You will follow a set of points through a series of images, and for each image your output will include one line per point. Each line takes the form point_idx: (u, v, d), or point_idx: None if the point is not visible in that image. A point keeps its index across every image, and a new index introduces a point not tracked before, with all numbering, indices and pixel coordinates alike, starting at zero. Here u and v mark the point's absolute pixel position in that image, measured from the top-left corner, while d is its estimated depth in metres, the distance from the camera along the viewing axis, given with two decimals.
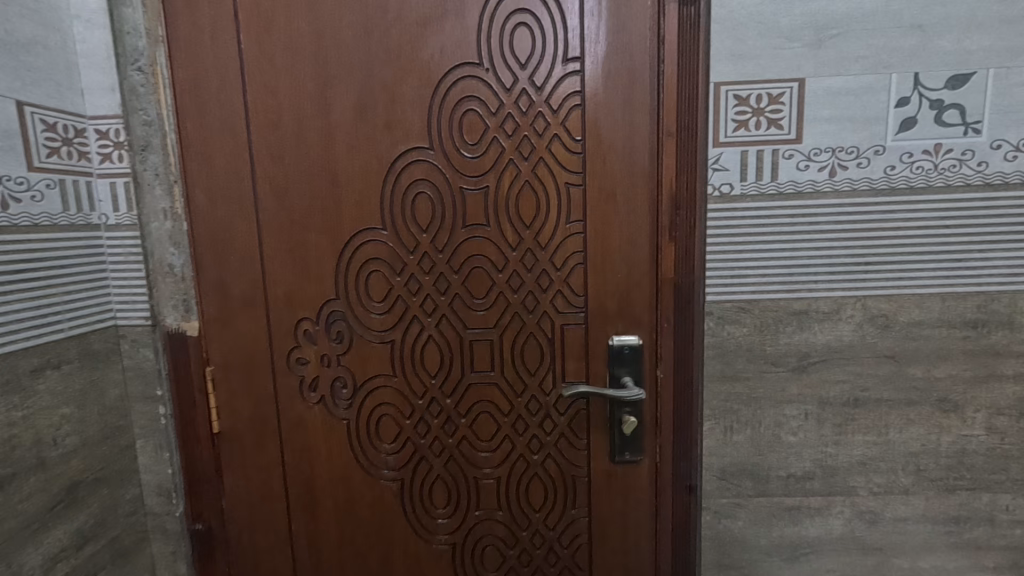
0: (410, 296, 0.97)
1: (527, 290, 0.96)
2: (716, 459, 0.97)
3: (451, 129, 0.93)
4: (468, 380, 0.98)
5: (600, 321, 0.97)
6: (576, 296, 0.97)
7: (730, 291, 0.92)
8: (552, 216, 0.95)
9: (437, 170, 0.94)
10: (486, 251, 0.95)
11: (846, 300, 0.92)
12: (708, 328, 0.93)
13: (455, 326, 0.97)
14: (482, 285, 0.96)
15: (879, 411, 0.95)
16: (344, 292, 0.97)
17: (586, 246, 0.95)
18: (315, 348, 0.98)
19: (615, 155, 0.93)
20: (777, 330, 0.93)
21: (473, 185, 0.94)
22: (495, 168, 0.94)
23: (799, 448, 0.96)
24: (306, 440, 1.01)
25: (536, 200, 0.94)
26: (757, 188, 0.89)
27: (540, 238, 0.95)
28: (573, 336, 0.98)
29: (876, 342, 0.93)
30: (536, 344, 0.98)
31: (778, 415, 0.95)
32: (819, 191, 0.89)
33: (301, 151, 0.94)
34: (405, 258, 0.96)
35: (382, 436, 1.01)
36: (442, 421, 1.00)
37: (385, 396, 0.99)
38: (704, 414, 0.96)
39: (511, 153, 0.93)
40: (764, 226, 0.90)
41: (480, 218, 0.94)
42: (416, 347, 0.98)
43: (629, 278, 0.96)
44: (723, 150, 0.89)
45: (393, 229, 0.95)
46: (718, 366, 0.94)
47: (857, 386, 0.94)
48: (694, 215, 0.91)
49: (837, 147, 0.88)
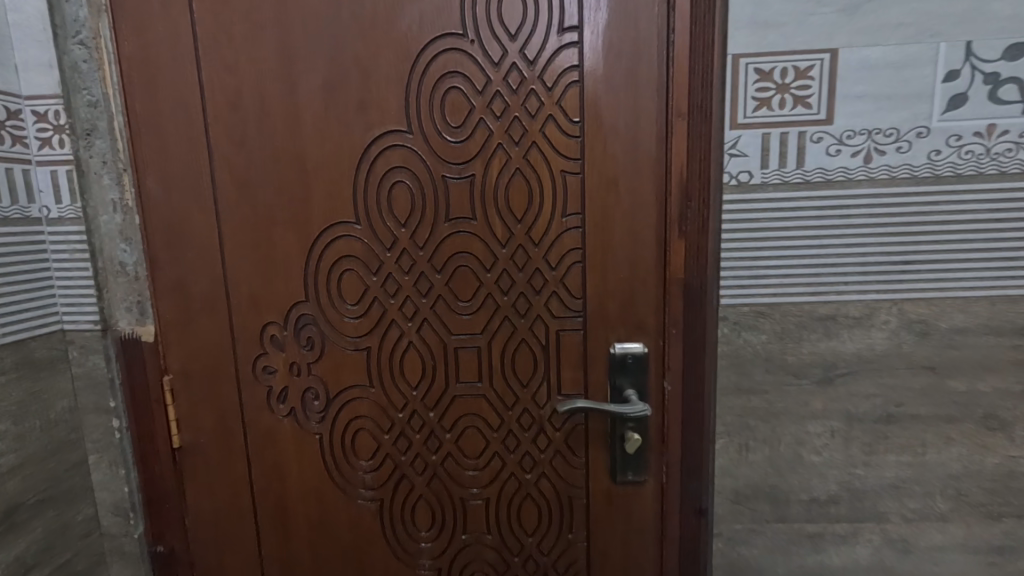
0: (388, 298, 0.87)
1: (518, 292, 0.86)
2: (730, 481, 0.87)
3: (432, 109, 0.82)
4: (453, 391, 0.89)
5: (601, 327, 0.87)
6: (573, 298, 0.86)
7: (748, 293, 0.81)
8: (546, 208, 0.84)
9: (416, 156, 0.83)
10: (472, 248, 0.85)
11: (880, 304, 0.81)
12: (722, 335, 0.82)
13: (438, 331, 0.87)
14: (468, 286, 0.86)
15: (915, 429, 0.84)
16: (314, 293, 0.87)
17: (585, 242, 0.85)
18: (284, 356, 0.89)
19: (618, 139, 0.82)
20: (800, 338, 0.82)
21: (456, 174, 0.84)
22: (481, 154, 0.83)
23: (823, 469, 0.86)
24: (275, 456, 0.92)
25: (528, 190, 0.84)
26: (780, 176, 0.78)
27: (533, 233, 0.85)
28: (570, 343, 0.87)
29: (914, 352, 0.82)
30: (528, 352, 0.88)
31: (800, 432, 0.85)
32: (851, 180, 0.78)
33: (262, 134, 0.83)
34: (382, 256, 0.86)
35: (359, 452, 0.92)
36: (425, 436, 0.90)
37: (362, 408, 0.90)
38: (718, 431, 0.85)
39: (500, 137, 0.83)
40: (787, 220, 0.79)
41: (465, 211, 0.84)
42: (395, 355, 0.88)
43: (633, 278, 0.85)
44: (741, 132, 0.77)
45: (368, 223, 0.85)
46: (733, 378, 0.83)
47: (891, 401, 0.83)
48: (707, 206, 0.80)
49: (873, 129, 0.77)
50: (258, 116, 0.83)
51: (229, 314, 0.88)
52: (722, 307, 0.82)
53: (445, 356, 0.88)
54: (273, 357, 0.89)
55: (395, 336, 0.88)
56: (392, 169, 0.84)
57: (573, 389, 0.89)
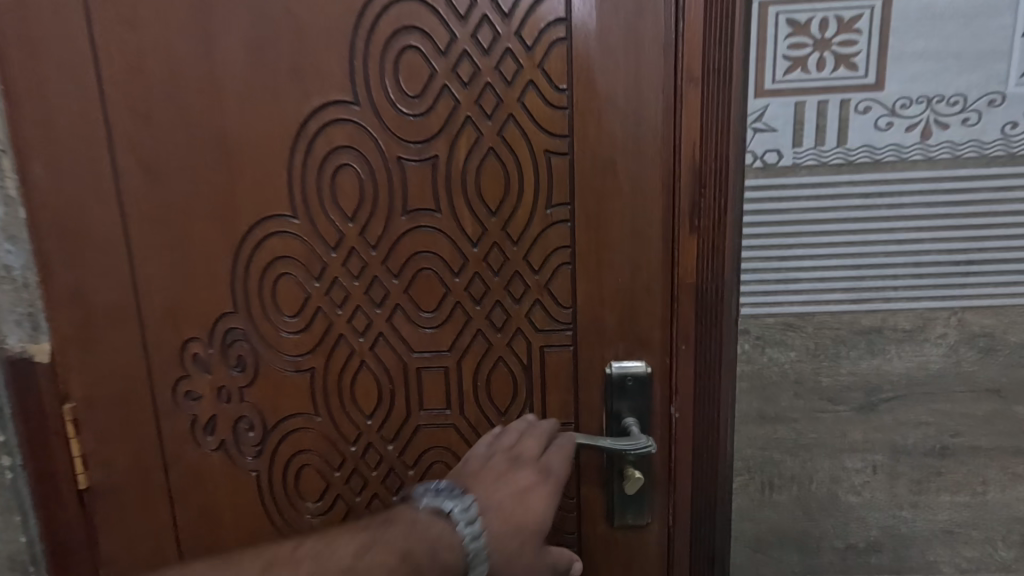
0: (334, 308, 0.71)
1: (493, 301, 0.71)
2: (749, 525, 0.72)
3: (382, 74, 0.66)
4: (416, 420, 0.74)
5: (595, 342, 0.72)
6: (561, 307, 0.71)
7: (774, 301, 0.67)
8: (527, 198, 0.68)
9: (365, 134, 0.67)
10: (436, 247, 0.69)
11: (937, 313, 0.66)
12: (742, 352, 0.68)
13: (395, 348, 0.72)
14: (431, 293, 0.70)
15: (975, 464, 0.69)
16: (244, 303, 0.71)
17: (575, 241, 0.69)
18: (209, 379, 0.73)
19: (615, 110, 0.66)
20: (838, 355, 0.67)
21: (415, 156, 0.68)
22: (445, 131, 0.67)
23: (862, 512, 0.71)
24: (204, 499, 0.77)
25: (503, 176, 0.68)
26: (816, 157, 0.63)
27: (511, 229, 0.69)
28: (557, 361, 0.72)
29: (976, 372, 0.67)
30: (507, 373, 0.73)
31: (835, 468, 0.70)
32: (905, 160, 0.63)
33: (172, 107, 0.67)
34: (326, 258, 0.70)
35: (304, 494, 0.76)
36: (382, 474, 0.75)
37: (306, 441, 0.75)
38: (736, 467, 0.71)
39: (468, 108, 0.66)
40: (823, 210, 0.64)
41: (427, 201, 0.68)
42: (345, 377, 0.73)
43: (635, 284, 0.70)
44: (769, 101, 0.62)
45: (308, 218, 0.69)
46: (755, 404, 0.69)
47: (946, 431, 0.69)
48: (725, 195, 0.64)
49: (935, 96, 0.61)
50: (167, 86, 0.66)
51: (142, 331, 0.72)
52: (742, 317, 0.67)
53: (405, 378, 0.73)
54: (196, 381, 0.73)
55: (344, 354, 0.72)
56: (335, 150, 0.68)
57: (562, 416, 0.74)
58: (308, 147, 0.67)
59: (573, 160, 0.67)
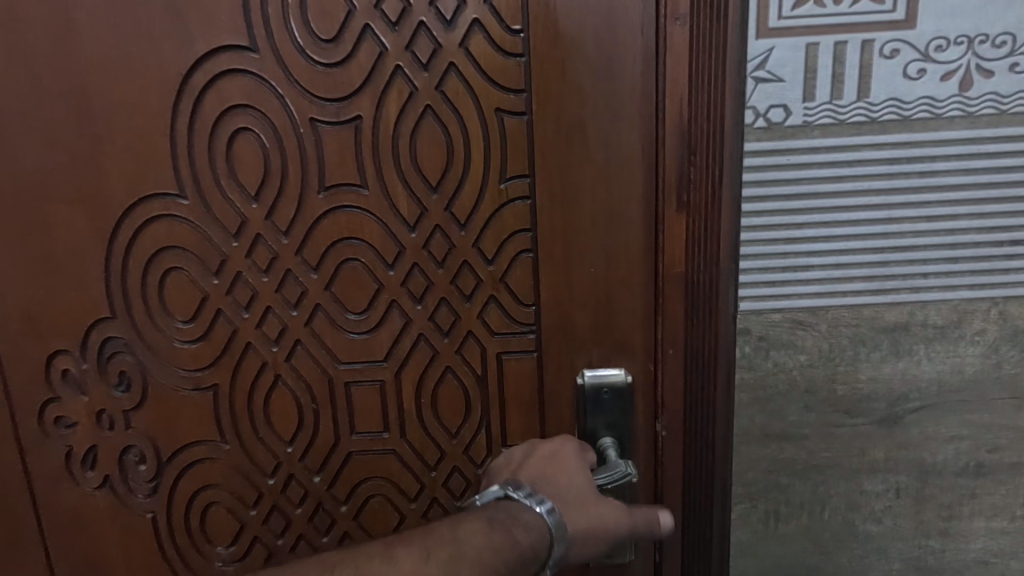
0: (240, 311, 0.58)
1: (437, 299, 0.58)
2: (749, 561, 0.61)
3: (285, 12, 0.51)
4: (347, 446, 0.62)
5: (563, 348, 0.59)
6: (522, 305, 0.58)
7: (780, 293, 0.54)
8: (475, 172, 0.55)
9: (268, 91, 0.53)
10: (363, 233, 0.56)
11: (974, 305, 0.54)
12: (741, 355, 0.56)
13: (317, 360, 0.59)
14: (360, 291, 0.57)
15: (1015, 483, 0.58)
16: (125, 307, 0.58)
17: (536, 223, 0.56)
18: (87, 403, 0.61)
19: (583, 57, 0.52)
20: (856, 358, 0.55)
21: (332, 118, 0.54)
22: (369, 86, 0.53)
23: (883, 543, 0.60)
24: (89, 544, 0.65)
25: (444, 143, 0.54)
26: (831, 114, 0.51)
27: (455, 210, 0.56)
28: (518, 370, 0.60)
29: (1019, 375, 0.56)
30: (458, 387, 0.60)
31: (853, 492, 0.59)
32: (939, 118, 0.51)
33: (17, 61, 0.52)
34: (227, 249, 0.57)
35: (214, 535, 0.64)
36: (308, 510, 0.63)
37: (212, 474, 0.63)
38: (734, 493, 0.59)
39: (398, 55, 0.53)
40: (840, 181, 0.52)
41: (350, 175, 0.55)
42: (259, 394, 0.60)
43: (611, 275, 0.57)
44: (773, 43, 0.50)
45: (200, 200, 0.55)
46: (757, 419, 0.57)
47: (983, 445, 0.57)
48: (719, 163, 0.52)
49: (978, 35, 0.49)
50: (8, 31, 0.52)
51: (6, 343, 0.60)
52: (741, 313, 0.55)
53: (330, 396, 0.60)
54: (70, 407, 0.61)
55: (255, 369, 0.60)
56: (230, 112, 0.54)
57: (526, 436, 0.61)
58: (194, 108, 0.53)
59: (531, 122, 0.54)
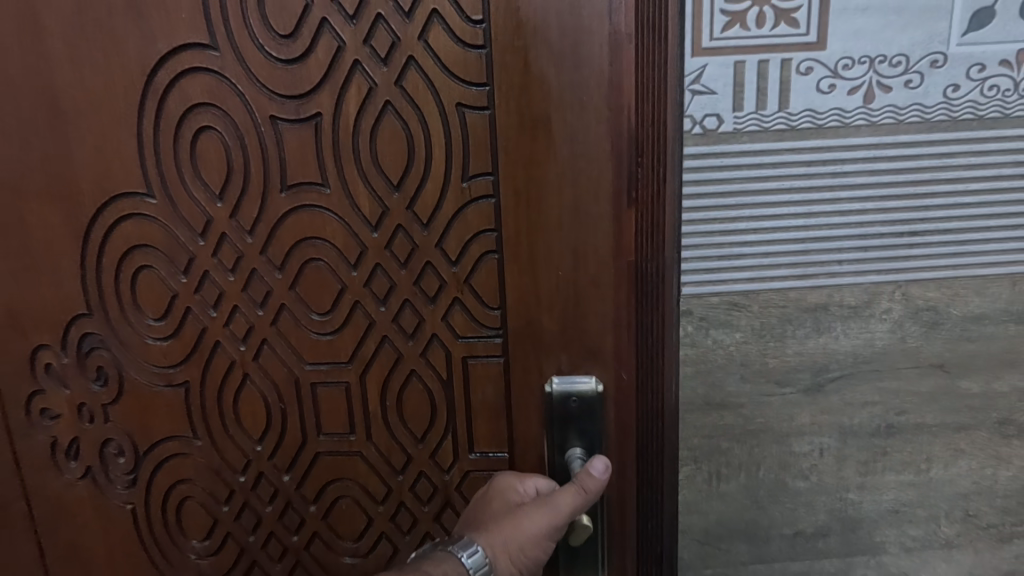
0: (207, 309, 0.66)
1: (400, 301, 0.64)
2: (696, 517, 0.69)
3: (248, 18, 0.58)
4: (315, 445, 0.69)
5: (528, 335, 0.64)
6: (488, 308, 0.64)
7: (718, 279, 0.62)
8: (434, 176, 0.61)
9: (230, 90, 0.60)
10: (327, 232, 0.63)
11: (882, 288, 0.63)
12: (685, 335, 0.63)
13: (284, 359, 0.66)
14: (323, 291, 0.64)
15: (920, 441, 0.67)
16: (100, 306, 0.66)
17: (500, 222, 0.62)
18: (68, 395, 0.69)
19: (550, 67, 0.57)
20: (784, 335, 0.64)
21: (293, 116, 0.60)
22: (328, 82, 0.59)
23: (811, 497, 0.68)
24: (73, 529, 0.73)
25: (407, 146, 0.61)
26: (757, 122, 0.58)
27: (416, 210, 0.62)
28: (479, 373, 0.66)
29: (921, 348, 0.65)
30: (421, 389, 0.67)
31: (783, 453, 0.67)
32: (848, 126, 0.59)
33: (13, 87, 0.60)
34: (193, 248, 0.64)
35: (190, 529, 0.72)
36: (279, 508, 0.71)
37: (186, 469, 0.70)
38: (681, 457, 0.67)
39: (357, 52, 0.58)
40: (767, 181, 0.60)
41: (313, 174, 0.61)
42: (231, 394, 0.68)
43: (577, 271, 0.62)
44: (707, 61, 0.57)
45: (167, 200, 0.63)
46: (699, 390, 0.65)
47: (892, 409, 0.66)
48: (663, 165, 0.58)
49: (878, 56, 0.58)
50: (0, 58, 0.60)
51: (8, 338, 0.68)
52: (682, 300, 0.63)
53: (296, 400, 0.67)
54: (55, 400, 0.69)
55: (225, 367, 0.67)
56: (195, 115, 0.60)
57: (491, 444, 0.68)
58: (162, 122, 0.60)
59: (493, 116, 0.59)
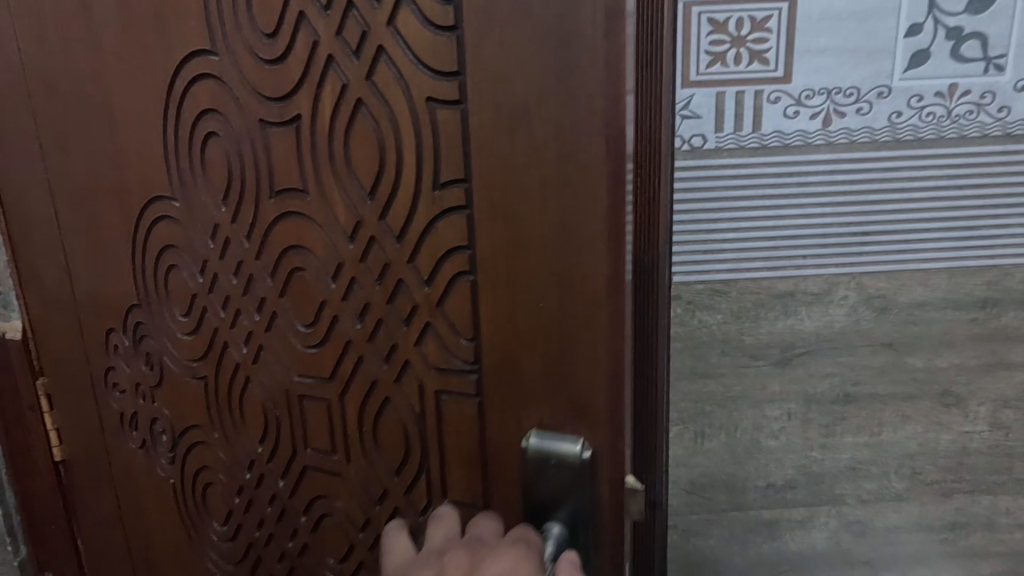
0: (218, 309, 0.73)
1: (376, 320, 0.64)
2: (684, 470, 0.82)
3: (239, 20, 0.61)
4: (303, 458, 0.74)
5: (501, 359, 0.59)
6: (462, 339, 0.61)
7: (703, 270, 0.76)
8: (405, 185, 0.59)
9: (228, 95, 0.65)
10: (310, 242, 0.65)
11: (839, 278, 0.76)
12: (675, 316, 0.77)
13: (278, 371, 0.72)
14: (309, 303, 0.67)
15: (873, 408, 0.80)
16: (146, 298, 0.77)
17: (474, 239, 0.57)
18: (129, 373, 0.80)
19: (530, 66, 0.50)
20: (758, 317, 0.77)
21: (277, 118, 0.63)
22: (307, 82, 0.60)
23: (781, 454, 0.81)
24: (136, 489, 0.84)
25: (379, 151, 0.59)
26: (735, 141, 0.72)
27: (388, 222, 0.61)
28: (451, 410, 0.64)
29: (873, 329, 0.78)
30: (396, 416, 0.67)
31: (758, 416, 0.80)
32: (810, 145, 0.72)
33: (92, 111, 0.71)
34: (206, 252, 0.72)
35: (211, 514, 0.81)
36: (277, 511, 0.78)
37: (207, 457, 0.80)
38: (671, 419, 0.80)
39: (330, 47, 0.58)
40: (743, 189, 0.73)
41: (294, 180, 0.64)
42: (241, 399, 0.75)
43: (560, 300, 0.55)
44: (694, 91, 0.71)
45: (188, 205, 0.71)
46: (687, 362, 0.78)
47: (849, 381, 0.79)
48: (658, 175, 0.70)
49: (834, 88, 0.71)
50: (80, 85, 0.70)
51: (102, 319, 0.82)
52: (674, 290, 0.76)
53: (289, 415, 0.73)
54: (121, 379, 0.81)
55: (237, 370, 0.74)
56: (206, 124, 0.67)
57: (465, 490, 0.65)
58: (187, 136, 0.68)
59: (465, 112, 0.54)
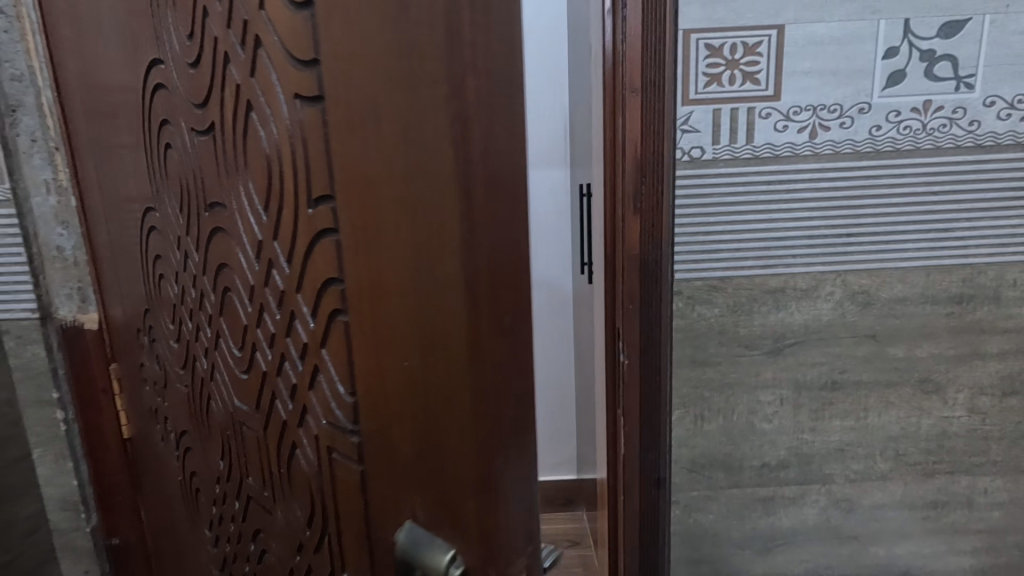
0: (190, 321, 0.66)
1: (280, 356, 0.50)
2: (685, 450, 0.90)
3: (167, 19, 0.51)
4: (248, 487, 0.63)
5: (376, 433, 0.42)
6: (343, 395, 0.44)
7: (701, 268, 0.84)
8: (287, 186, 0.42)
9: (175, 100, 0.55)
10: (231, 261, 0.53)
11: (825, 275, 0.84)
12: (677, 309, 0.85)
13: (226, 393, 0.62)
14: (235, 328, 0.56)
15: (858, 394, 0.88)
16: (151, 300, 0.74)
17: (344, 269, 0.40)
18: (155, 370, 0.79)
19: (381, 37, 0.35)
20: (752, 310, 0.85)
21: (201, 126, 0.51)
22: (213, 86, 0.48)
23: (774, 436, 0.89)
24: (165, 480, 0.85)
25: (265, 159, 0.44)
26: (730, 152, 0.80)
27: (280, 243, 0.45)
28: (345, 482, 0.46)
29: (857, 321, 0.85)
30: (303, 476, 0.52)
31: (752, 401, 0.88)
32: (798, 155, 0.80)
33: (110, 115, 0.67)
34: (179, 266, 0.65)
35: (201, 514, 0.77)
36: (237, 531, 0.69)
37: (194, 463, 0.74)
38: (673, 403, 0.88)
39: (223, 36, 0.44)
40: (738, 195, 0.81)
41: (217, 193, 0.52)
42: (204, 408, 0.68)
43: (438, 365, 0.40)
44: (693, 108, 0.79)
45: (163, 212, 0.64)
46: (687, 351, 0.86)
47: (836, 368, 0.87)
48: (661, 183, 0.81)
49: (819, 105, 0.79)
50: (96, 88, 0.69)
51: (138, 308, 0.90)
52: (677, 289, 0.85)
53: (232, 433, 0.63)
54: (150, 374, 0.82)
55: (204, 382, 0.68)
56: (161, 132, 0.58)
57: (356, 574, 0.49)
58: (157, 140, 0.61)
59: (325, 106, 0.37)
